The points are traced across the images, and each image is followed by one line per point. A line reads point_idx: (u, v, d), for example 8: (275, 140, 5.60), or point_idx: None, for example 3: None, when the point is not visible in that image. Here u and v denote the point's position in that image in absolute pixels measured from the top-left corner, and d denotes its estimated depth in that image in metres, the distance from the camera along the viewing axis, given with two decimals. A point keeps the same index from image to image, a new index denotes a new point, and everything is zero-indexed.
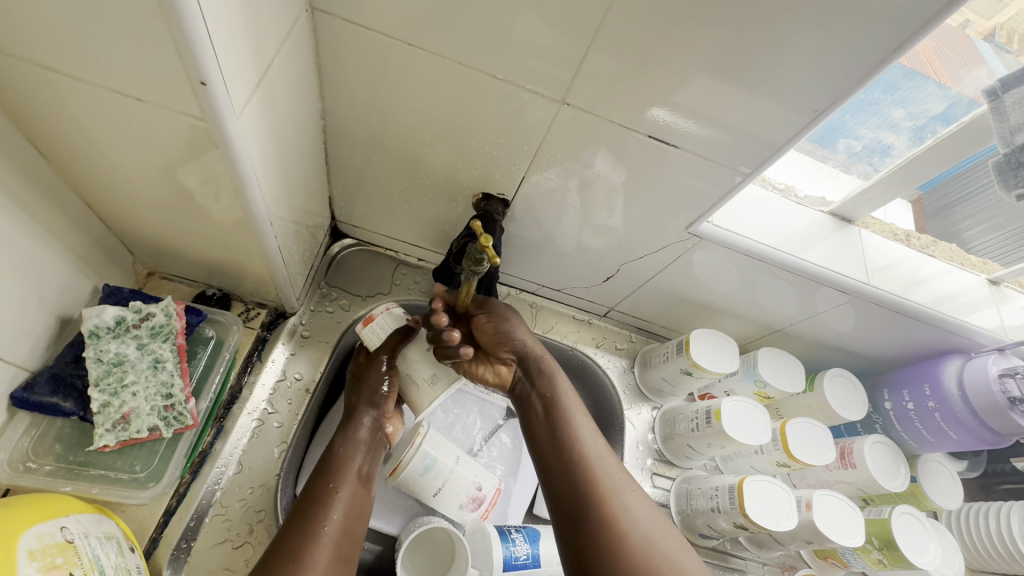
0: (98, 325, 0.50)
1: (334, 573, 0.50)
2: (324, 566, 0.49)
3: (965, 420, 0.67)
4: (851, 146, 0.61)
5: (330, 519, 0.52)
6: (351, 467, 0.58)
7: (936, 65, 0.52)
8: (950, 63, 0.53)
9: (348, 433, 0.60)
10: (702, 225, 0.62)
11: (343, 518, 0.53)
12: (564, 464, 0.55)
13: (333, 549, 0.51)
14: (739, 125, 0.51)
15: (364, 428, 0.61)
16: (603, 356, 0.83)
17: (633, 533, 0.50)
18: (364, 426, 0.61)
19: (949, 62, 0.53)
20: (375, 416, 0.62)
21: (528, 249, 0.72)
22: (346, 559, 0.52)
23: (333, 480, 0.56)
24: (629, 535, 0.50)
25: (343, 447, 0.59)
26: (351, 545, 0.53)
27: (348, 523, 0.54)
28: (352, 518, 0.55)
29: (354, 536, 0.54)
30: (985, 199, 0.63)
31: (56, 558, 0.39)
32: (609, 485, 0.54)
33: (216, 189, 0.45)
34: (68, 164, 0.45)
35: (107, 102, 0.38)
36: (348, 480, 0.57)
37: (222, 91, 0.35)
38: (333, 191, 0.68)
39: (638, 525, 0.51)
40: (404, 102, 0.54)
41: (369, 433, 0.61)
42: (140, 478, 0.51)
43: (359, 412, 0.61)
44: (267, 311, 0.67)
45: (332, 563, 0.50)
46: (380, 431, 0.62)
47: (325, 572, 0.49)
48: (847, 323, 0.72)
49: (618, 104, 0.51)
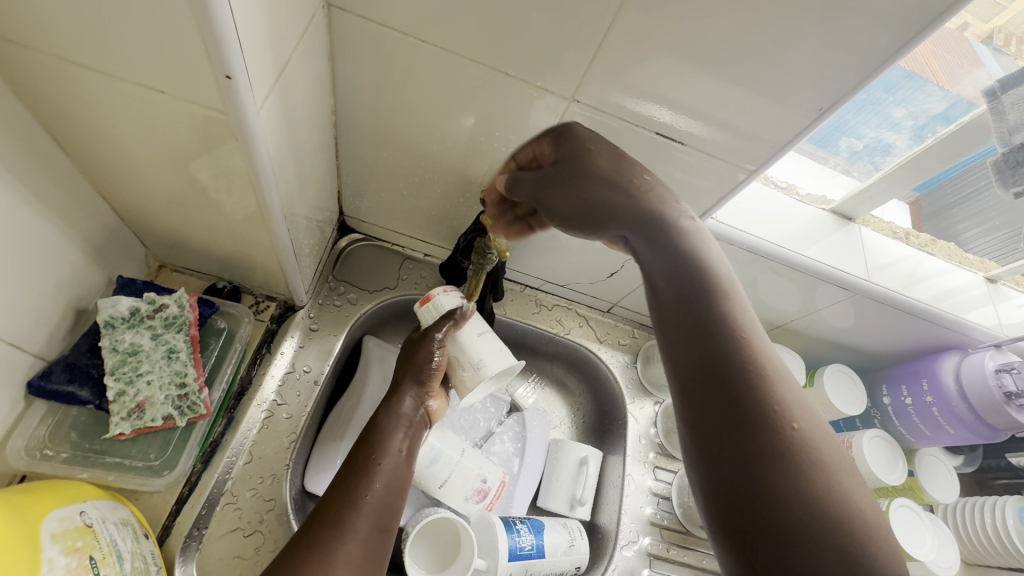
0: (113, 316, 0.51)
1: (372, 544, 0.47)
2: (364, 536, 0.47)
3: (962, 414, 0.69)
4: (853, 145, 0.63)
5: (372, 487, 0.50)
6: (393, 442, 0.55)
7: (935, 68, 0.55)
8: (949, 68, 0.55)
9: (392, 408, 0.58)
10: (706, 221, 0.63)
11: (384, 489, 0.51)
12: (729, 361, 0.36)
13: (373, 519, 0.48)
14: (744, 123, 0.52)
15: (408, 403, 0.59)
16: (606, 351, 0.84)
17: (824, 452, 0.34)
18: (407, 401, 0.59)
19: (948, 66, 0.55)
20: (420, 392, 0.60)
21: (534, 245, 0.73)
22: (385, 529, 0.49)
23: (374, 451, 0.53)
24: (822, 463, 0.33)
25: (388, 420, 0.57)
26: (389, 517, 0.50)
27: (389, 493, 0.51)
28: (392, 490, 0.52)
29: (392, 508, 0.51)
30: (984, 200, 0.67)
31: (76, 541, 0.40)
32: (786, 403, 0.35)
33: (231, 182, 0.46)
34: (86, 155, 0.46)
35: (128, 95, 0.39)
36: (389, 454, 0.54)
37: (244, 85, 0.36)
38: (341, 185, 0.69)
39: (826, 448, 0.34)
40: (415, 98, 0.54)
41: (413, 408, 0.59)
42: (153, 466, 0.52)
43: (404, 389, 0.59)
44: (277, 304, 0.67)
45: (371, 533, 0.47)
46: (423, 407, 0.61)
47: (363, 541, 0.46)
48: (847, 320, 0.73)
49: (626, 102, 0.52)
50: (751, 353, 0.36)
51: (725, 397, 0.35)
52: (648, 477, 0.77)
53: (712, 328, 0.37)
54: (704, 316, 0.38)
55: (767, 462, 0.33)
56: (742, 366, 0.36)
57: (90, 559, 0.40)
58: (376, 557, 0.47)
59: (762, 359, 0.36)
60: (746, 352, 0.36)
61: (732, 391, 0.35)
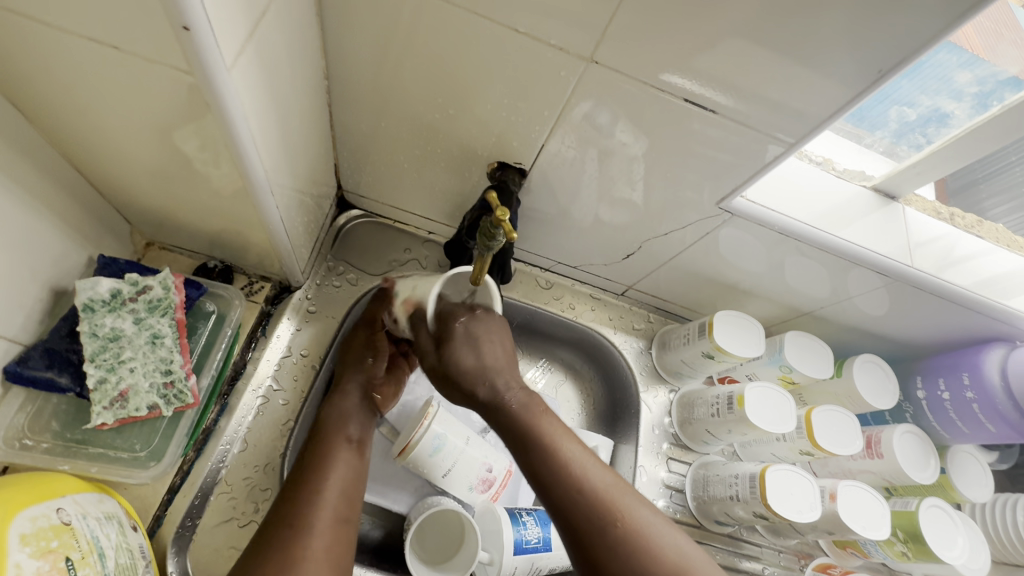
0: (92, 298, 0.48)
1: (335, 536, 0.49)
2: (324, 530, 0.48)
3: (1007, 413, 0.64)
4: (904, 114, 0.56)
5: (328, 483, 0.51)
6: (343, 433, 0.56)
7: (972, 33, 0.49)
8: (982, 35, 0.50)
9: (336, 403, 0.58)
10: (734, 200, 0.57)
11: (342, 481, 0.52)
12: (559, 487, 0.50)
13: (333, 512, 0.50)
14: (783, 92, 0.46)
15: (352, 395, 0.60)
16: (619, 336, 0.80)
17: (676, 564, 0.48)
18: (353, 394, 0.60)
19: (982, 31, 0.50)
20: (363, 381, 0.61)
21: (545, 223, 0.68)
22: (348, 520, 0.50)
23: (324, 447, 0.54)
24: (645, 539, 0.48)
25: (335, 414, 0.58)
26: (353, 506, 0.52)
27: (349, 485, 0.52)
28: (351, 481, 0.53)
29: (355, 498, 0.52)
30: (1017, 171, 0.65)
31: (50, 542, 0.38)
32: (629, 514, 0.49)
33: (213, 155, 0.42)
34: (51, 123, 0.42)
35: (85, 54, 0.35)
36: (340, 445, 0.55)
37: (209, 39, 0.32)
38: (337, 158, 0.64)
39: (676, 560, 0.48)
40: (414, 60, 0.49)
41: (359, 399, 0.60)
42: (139, 457, 0.50)
43: (345, 384, 0.60)
44: (271, 284, 0.64)
45: (331, 524, 0.49)
46: (372, 397, 0.61)
47: (326, 532, 0.48)
48: (881, 307, 0.68)
49: (650, 63, 0.46)
50: (576, 473, 0.50)
51: (579, 534, 0.49)
52: (661, 469, 0.75)
53: (561, 487, 0.50)
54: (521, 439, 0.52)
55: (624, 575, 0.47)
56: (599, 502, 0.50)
57: (67, 560, 0.38)
58: (341, 545, 0.49)
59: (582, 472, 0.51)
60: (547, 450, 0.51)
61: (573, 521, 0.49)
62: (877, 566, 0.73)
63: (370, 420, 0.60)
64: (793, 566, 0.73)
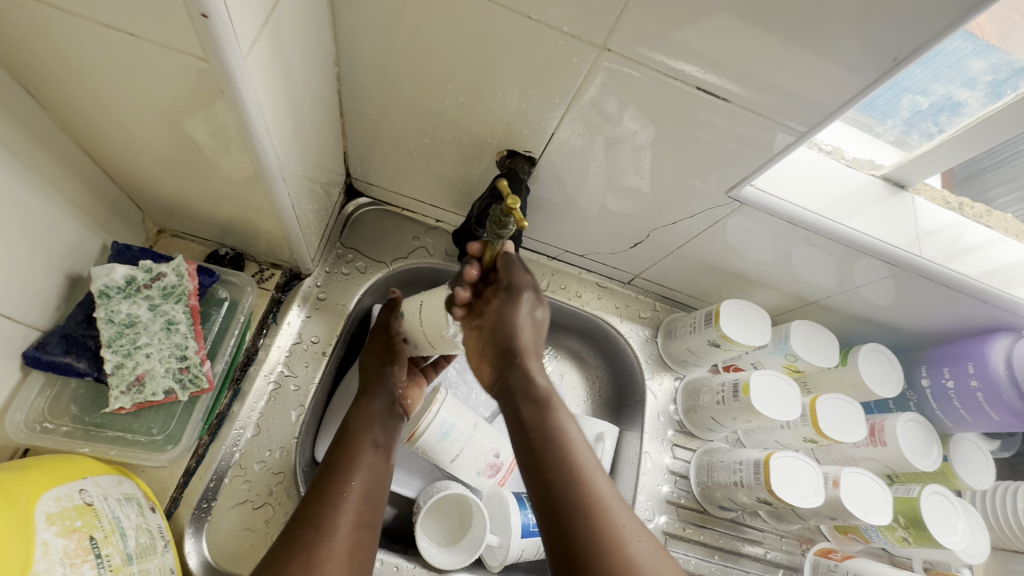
0: (108, 285, 0.49)
1: (358, 538, 0.49)
2: (347, 533, 0.48)
3: (1010, 401, 0.65)
4: (917, 103, 0.56)
5: (352, 486, 0.52)
6: (369, 437, 0.57)
7: (986, 23, 0.49)
8: (994, 22, 0.49)
9: (361, 408, 0.59)
10: (743, 188, 0.57)
11: (364, 485, 0.52)
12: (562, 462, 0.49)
13: (355, 516, 0.50)
14: (795, 81, 0.46)
15: (378, 400, 0.60)
16: (625, 324, 0.81)
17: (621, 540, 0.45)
18: (378, 403, 0.60)
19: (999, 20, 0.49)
20: (389, 389, 0.61)
21: (552, 211, 0.68)
22: (370, 524, 0.51)
23: (349, 450, 0.55)
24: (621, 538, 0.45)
25: (358, 420, 0.58)
26: (374, 512, 0.52)
27: (372, 489, 0.53)
28: (375, 485, 0.53)
29: (377, 504, 0.52)
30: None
31: (75, 521, 0.39)
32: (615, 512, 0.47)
33: (226, 142, 0.42)
34: (65, 111, 0.42)
35: (99, 41, 0.35)
36: (365, 450, 0.55)
37: (225, 25, 0.32)
38: (347, 146, 0.64)
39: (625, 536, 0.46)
40: (424, 47, 0.49)
41: (385, 405, 0.60)
42: (157, 440, 0.51)
43: (370, 391, 0.60)
44: (282, 271, 0.65)
45: (354, 528, 0.49)
46: (398, 403, 0.62)
47: (348, 535, 0.49)
48: (888, 296, 0.68)
49: (662, 51, 0.45)
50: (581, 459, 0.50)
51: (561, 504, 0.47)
52: (666, 455, 0.75)
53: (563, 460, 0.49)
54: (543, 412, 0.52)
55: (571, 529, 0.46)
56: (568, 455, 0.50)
57: (91, 539, 0.39)
58: (362, 551, 0.49)
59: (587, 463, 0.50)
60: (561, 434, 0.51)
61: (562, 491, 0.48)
62: (878, 551, 0.74)
63: (397, 427, 0.60)
64: (795, 550, 0.75)
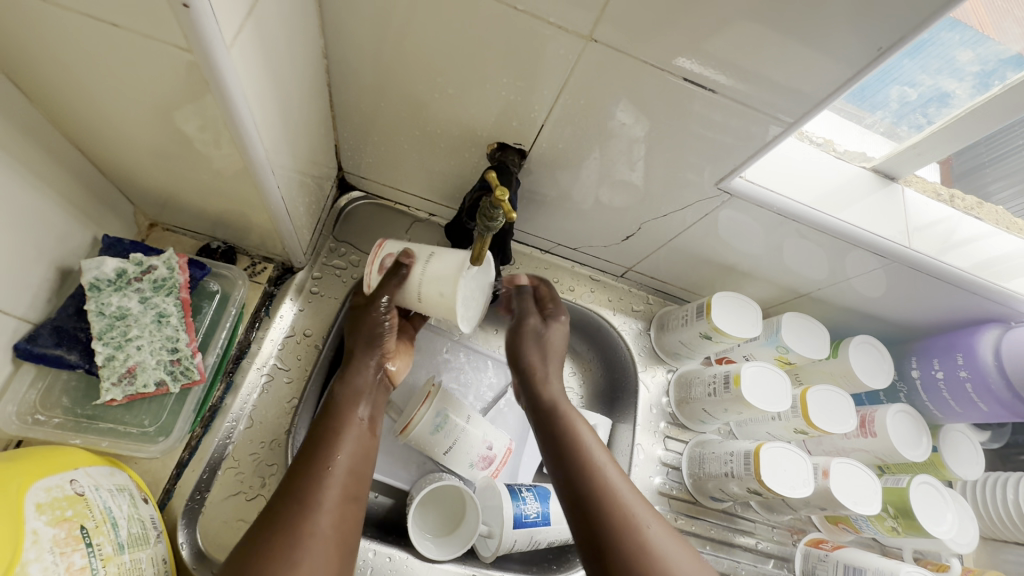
0: (98, 277, 0.49)
1: (344, 511, 0.50)
2: (332, 507, 0.49)
3: (999, 392, 0.65)
4: (905, 95, 0.56)
5: (338, 459, 0.52)
6: (354, 412, 0.56)
7: (978, 11, 0.49)
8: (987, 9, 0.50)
9: (348, 380, 0.58)
10: (733, 180, 0.57)
11: (349, 460, 0.53)
12: (588, 485, 0.54)
13: (340, 489, 0.50)
14: (782, 73, 0.46)
15: (366, 371, 0.59)
16: (618, 318, 0.81)
17: (656, 549, 0.50)
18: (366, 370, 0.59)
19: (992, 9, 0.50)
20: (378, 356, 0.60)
21: (545, 205, 0.68)
22: (355, 497, 0.51)
23: (335, 424, 0.54)
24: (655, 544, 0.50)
25: (343, 393, 0.57)
26: (360, 483, 0.53)
27: (356, 464, 0.53)
28: (358, 458, 0.54)
29: (362, 476, 0.53)
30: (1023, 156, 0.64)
31: (65, 511, 0.39)
32: (645, 523, 0.52)
33: (217, 135, 0.42)
34: (51, 105, 0.42)
35: (83, 33, 0.35)
36: (350, 424, 0.55)
37: (208, 14, 0.32)
38: (339, 139, 0.64)
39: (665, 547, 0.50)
40: (412, 39, 0.49)
41: (371, 376, 0.59)
42: (148, 432, 0.51)
43: (358, 358, 0.59)
44: (274, 265, 0.65)
45: (340, 502, 0.50)
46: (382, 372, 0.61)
47: (334, 508, 0.49)
48: (878, 288, 0.68)
49: (650, 41, 0.45)
50: (607, 479, 0.55)
51: (599, 535, 0.51)
52: (658, 447, 0.76)
53: (591, 491, 0.54)
54: (569, 449, 0.58)
55: (613, 553, 0.50)
56: (595, 475, 0.55)
57: (81, 529, 0.40)
58: (347, 523, 0.50)
59: (616, 486, 0.54)
60: (585, 467, 0.56)
61: (599, 523, 0.52)
62: (869, 542, 0.75)
63: (383, 398, 0.61)
64: (785, 540, 0.75)
